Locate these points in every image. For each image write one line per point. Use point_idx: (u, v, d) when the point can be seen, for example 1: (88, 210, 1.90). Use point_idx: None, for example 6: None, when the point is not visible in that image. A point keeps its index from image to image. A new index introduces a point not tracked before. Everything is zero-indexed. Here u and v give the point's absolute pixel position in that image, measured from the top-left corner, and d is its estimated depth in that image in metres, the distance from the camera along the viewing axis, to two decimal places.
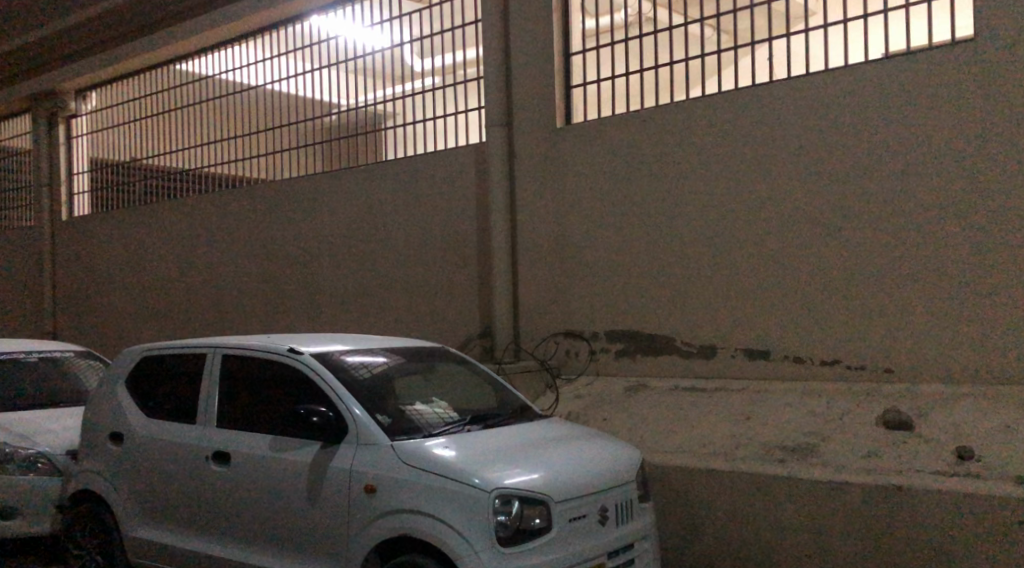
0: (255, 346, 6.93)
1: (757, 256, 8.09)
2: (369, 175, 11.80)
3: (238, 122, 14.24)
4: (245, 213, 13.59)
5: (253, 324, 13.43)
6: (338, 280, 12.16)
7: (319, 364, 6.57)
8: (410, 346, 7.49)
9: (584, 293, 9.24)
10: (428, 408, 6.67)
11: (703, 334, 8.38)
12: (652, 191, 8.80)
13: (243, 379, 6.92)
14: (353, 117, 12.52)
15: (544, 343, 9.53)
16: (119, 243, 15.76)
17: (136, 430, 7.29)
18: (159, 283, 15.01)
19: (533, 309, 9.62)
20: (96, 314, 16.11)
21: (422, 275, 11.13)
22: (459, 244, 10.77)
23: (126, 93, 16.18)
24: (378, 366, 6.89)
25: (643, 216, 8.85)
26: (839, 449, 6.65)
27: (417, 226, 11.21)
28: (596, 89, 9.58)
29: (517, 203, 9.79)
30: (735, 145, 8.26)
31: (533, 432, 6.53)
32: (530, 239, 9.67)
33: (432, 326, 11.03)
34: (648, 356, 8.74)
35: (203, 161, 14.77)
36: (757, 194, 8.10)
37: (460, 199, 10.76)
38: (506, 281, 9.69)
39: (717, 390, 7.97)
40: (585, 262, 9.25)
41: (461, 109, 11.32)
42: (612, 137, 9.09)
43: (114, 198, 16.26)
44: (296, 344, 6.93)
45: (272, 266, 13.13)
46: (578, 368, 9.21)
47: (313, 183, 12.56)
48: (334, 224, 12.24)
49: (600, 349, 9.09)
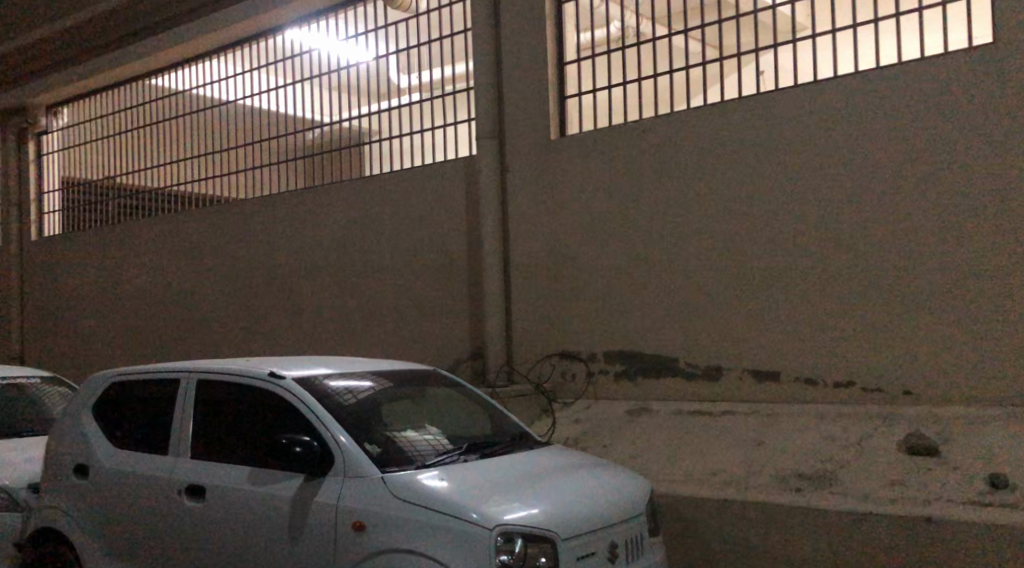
0: (232, 371, 6.42)
1: (764, 272, 7.70)
2: (353, 191, 11.33)
3: (215, 137, 13.74)
4: (223, 231, 13.08)
5: (231, 347, 12.89)
6: (320, 300, 11.66)
7: (301, 389, 6.08)
8: (399, 369, 7.01)
9: (581, 312, 8.81)
10: (420, 436, 6.19)
11: (708, 355, 7.97)
12: (651, 205, 8.41)
13: (219, 406, 6.41)
14: (336, 131, 12.06)
15: (539, 365, 9.07)
16: (91, 263, 15.19)
17: (103, 461, 6.75)
18: (133, 305, 14.43)
19: (527, 330, 9.18)
20: (66, 337, 15.50)
21: (409, 294, 10.67)
22: (448, 262, 10.33)
23: (98, 108, 15.64)
24: (365, 390, 6.40)
25: (642, 232, 8.45)
26: (859, 477, 6.23)
27: (403, 244, 10.75)
28: (592, 99, 9.19)
29: (510, 218, 9.36)
30: (740, 156, 7.89)
31: (533, 462, 6.06)
32: (523, 256, 9.24)
33: (419, 348, 10.55)
34: (649, 377, 8.30)
35: (178, 178, 14.25)
36: (764, 207, 7.72)
37: (449, 215, 10.33)
38: (498, 300, 9.24)
39: (724, 413, 7.54)
40: (581, 280, 8.82)
41: (448, 122, 10.88)
42: (609, 149, 8.70)
43: (86, 216, 15.69)
44: (277, 367, 6.43)
45: (252, 286, 12.62)
46: (576, 391, 8.76)
47: (294, 199, 12.08)
48: (315, 243, 11.76)
49: (598, 370, 8.64)
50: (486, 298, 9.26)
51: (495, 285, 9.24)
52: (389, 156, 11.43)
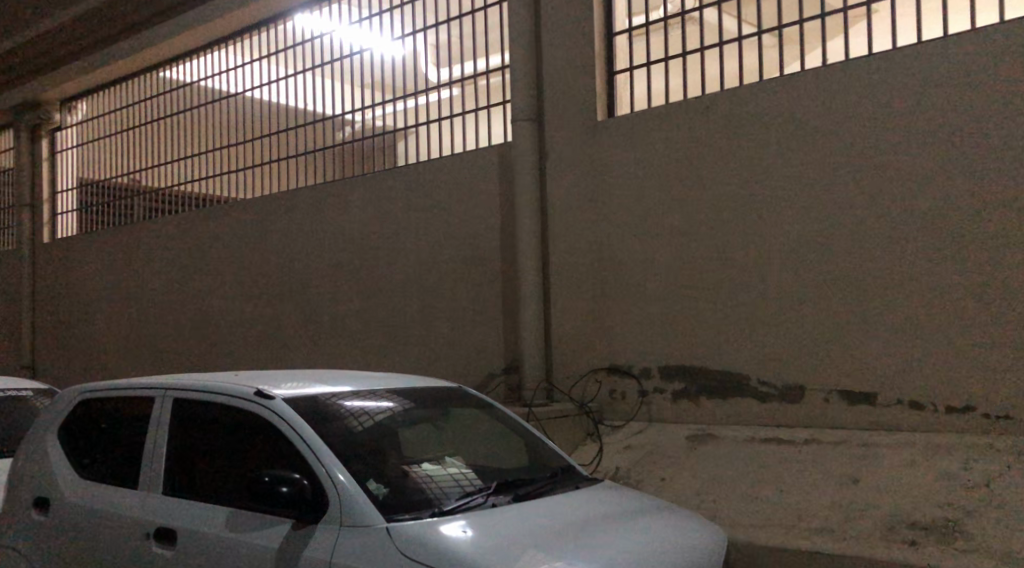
0: (213, 389, 5.28)
1: (858, 273, 6.44)
2: (377, 185, 10.22)
3: (231, 128, 12.68)
4: (239, 231, 12.05)
5: (246, 358, 11.83)
6: (340, 307, 10.56)
7: (292, 411, 4.92)
8: (417, 386, 5.81)
9: (633, 319, 7.58)
10: (439, 472, 5.02)
11: (787, 371, 6.70)
12: (717, 196, 7.18)
13: (198, 432, 5.29)
14: (359, 118, 10.93)
15: (583, 381, 7.85)
16: (105, 267, 14.24)
17: (68, 495, 5.65)
18: (147, 312, 13.44)
19: (569, 341, 7.96)
20: (79, 346, 14.57)
21: (437, 299, 9.52)
22: (480, 265, 9.16)
23: (112, 101, 14.70)
24: (375, 414, 5.22)
25: (706, 226, 7.21)
26: (992, 527, 4.93)
27: (431, 244, 9.62)
28: (646, 74, 7.99)
29: (550, 210, 8.17)
30: (827, 136, 6.65)
31: (578, 505, 4.86)
32: (564, 256, 8.04)
33: (448, 361, 9.38)
34: (715, 397, 7.04)
35: (194, 174, 13.24)
36: (857, 195, 6.48)
37: (482, 211, 9.17)
38: (536, 307, 8.04)
39: (808, 443, 6.28)
40: (632, 284, 7.61)
41: (480, 106, 9.72)
42: (668, 129, 7.49)
43: (99, 216, 14.75)
44: (267, 384, 5.27)
45: (267, 292, 11.55)
46: (626, 412, 7.51)
47: (314, 194, 11.00)
48: (335, 244, 10.67)
49: (652, 389, 7.40)
50: (521, 303, 8.06)
51: (533, 289, 8.04)
52: (416, 146, 10.30)
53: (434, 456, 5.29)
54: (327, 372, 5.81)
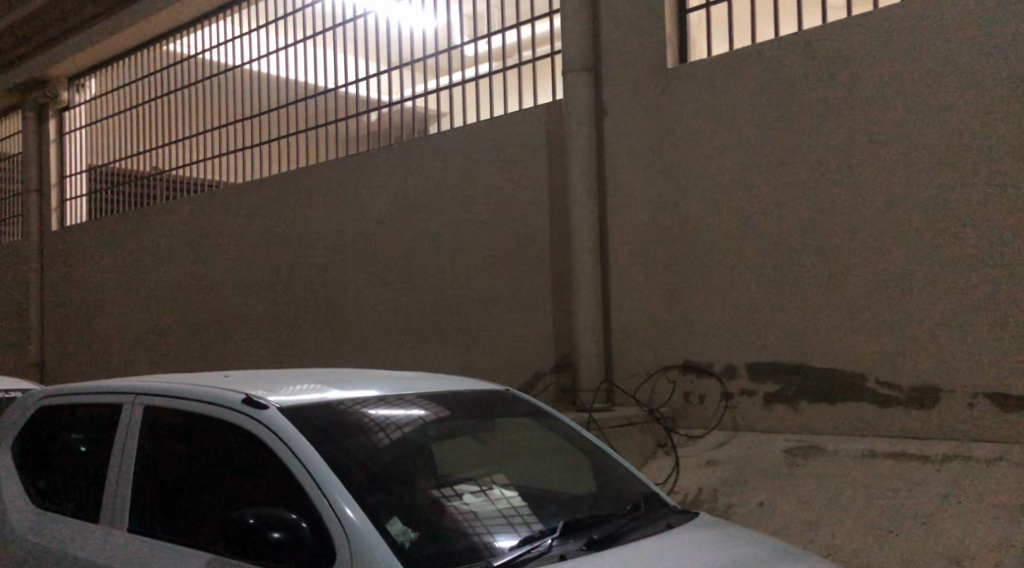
0: (192, 397, 4.01)
1: (1009, 248, 5.11)
2: (408, 158, 8.99)
3: (245, 99, 11.47)
4: (257, 214, 10.89)
5: (262, 354, 10.67)
6: (365, 296, 9.36)
7: (290, 425, 3.66)
8: (453, 390, 4.51)
9: (713, 307, 6.28)
10: (485, 506, 3.77)
11: (914, 370, 5.39)
12: (820, 154, 5.87)
13: (174, 452, 4.04)
14: (386, 82, 9.64)
15: (651, 380, 6.56)
16: (115, 256, 13.15)
17: (11, 528, 4.40)
18: (159, 304, 12.33)
19: (635, 333, 6.68)
20: (89, 342, 13.49)
21: (475, 286, 8.29)
22: (525, 246, 7.90)
23: (118, 76, 13.51)
24: (399, 430, 3.95)
25: (807, 194, 5.90)
26: None
27: (469, 223, 8.38)
28: (726, 10, 6.59)
29: (612, 180, 6.88)
30: (966, 76, 5.33)
31: (675, 551, 3.60)
32: (628, 233, 6.76)
33: (489, 358, 8.14)
34: (818, 401, 5.74)
35: (207, 151, 12.05)
36: (1008, 151, 5.14)
37: (527, 185, 7.91)
38: (593, 294, 6.75)
39: (950, 464, 5.00)
40: (711, 264, 6.31)
41: (514, 64, 8.41)
42: (758, 78, 6.18)
43: (108, 202, 13.63)
44: (262, 389, 4.00)
45: (286, 282, 10.39)
46: (706, 418, 6.23)
47: (337, 171, 9.79)
48: (361, 226, 9.47)
49: (738, 391, 6.10)
50: (576, 289, 6.79)
51: (591, 273, 6.76)
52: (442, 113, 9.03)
53: (476, 483, 4.02)
54: (348, 372, 4.55)
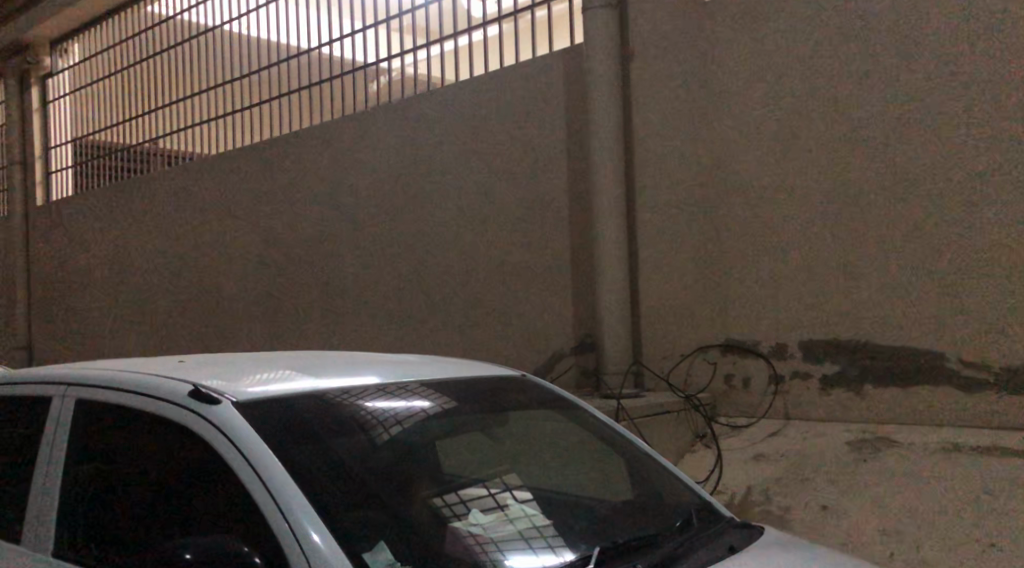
0: (128, 387, 3.10)
1: None
2: (410, 118, 8.15)
3: (234, 59, 10.59)
4: (248, 183, 10.08)
5: (256, 334, 9.90)
6: (364, 270, 8.55)
7: (246, 426, 2.77)
8: (459, 375, 3.63)
9: (760, 278, 5.45)
10: (501, 527, 2.93)
11: (1003, 350, 4.57)
12: (887, 95, 5.01)
13: (106, 459, 3.12)
14: (383, 35, 8.75)
15: (687, 361, 5.74)
16: (101, 230, 12.35)
17: None
18: (148, 282, 11.55)
19: (667, 308, 5.85)
20: (76, 322, 12.73)
21: (483, 258, 7.47)
22: (540, 213, 7.06)
23: (102, 40, 12.64)
24: (390, 427, 3.09)
25: (871, 144, 5.05)
26: None
27: (476, 189, 7.54)
28: None
29: (640, 133, 6.02)
30: None
31: None
32: (659, 193, 5.91)
33: (500, 338, 7.33)
34: (886, 386, 4.92)
35: (195, 116, 11.19)
36: None
37: (541, 144, 7.07)
38: (619, 263, 5.92)
39: None
40: (757, 228, 5.48)
41: (518, 11, 7.52)
42: (812, 11, 5.32)
43: (93, 174, 12.82)
44: (216, 378, 3.12)
45: (279, 256, 9.59)
46: (752, 405, 5.43)
47: (333, 134, 8.97)
48: (359, 194, 8.64)
49: (789, 374, 5.29)
50: (599, 258, 5.95)
51: (616, 238, 5.92)
52: (440, 66, 8.17)
53: (487, 489, 3.24)
54: (331, 358, 3.66)
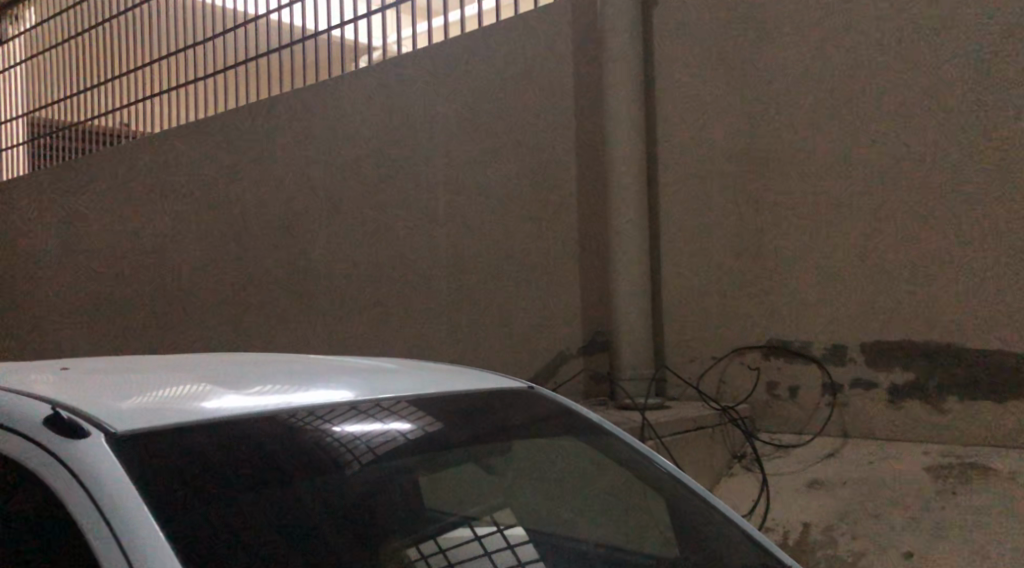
0: None
1: None
2: (390, 86, 7.21)
3: (195, 23, 9.56)
4: (211, 160, 9.08)
5: (216, 329, 8.86)
6: (337, 258, 7.57)
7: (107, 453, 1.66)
8: (471, 390, 2.45)
9: (810, 268, 4.60)
10: None
11: None
12: (971, 47, 4.18)
13: None
14: None
15: (721, 366, 4.89)
16: (47, 213, 11.22)
17: None
18: (97, 270, 10.44)
19: (697, 304, 4.99)
20: (19, 315, 11.57)
21: (473, 244, 6.52)
22: (541, 191, 6.10)
23: (55, 6, 11.58)
24: (363, 462, 1.97)
25: (950, 108, 4.22)
26: None
27: (463, 164, 6.59)
28: None
29: (666, 97, 5.17)
30: None
31: None
32: (689, 168, 5.05)
33: (493, 335, 6.37)
34: (969, 398, 4.07)
35: (152, 86, 10.13)
36: None
37: (539, 111, 6.14)
38: (641, 248, 5.04)
39: None
40: (807, 208, 4.63)
41: None
42: None
43: (45, 152, 11.74)
44: (90, 394, 1.96)
45: (244, 243, 8.58)
46: (801, 419, 4.58)
47: (306, 105, 8.02)
48: (333, 172, 7.68)
49: (847, 384, 4.44)
50: (615, 241, 5.06)
51: (636, 218, 5.05)
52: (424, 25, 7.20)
53: (472, 532, 2.10)
54: (295, 366, 2.54)
